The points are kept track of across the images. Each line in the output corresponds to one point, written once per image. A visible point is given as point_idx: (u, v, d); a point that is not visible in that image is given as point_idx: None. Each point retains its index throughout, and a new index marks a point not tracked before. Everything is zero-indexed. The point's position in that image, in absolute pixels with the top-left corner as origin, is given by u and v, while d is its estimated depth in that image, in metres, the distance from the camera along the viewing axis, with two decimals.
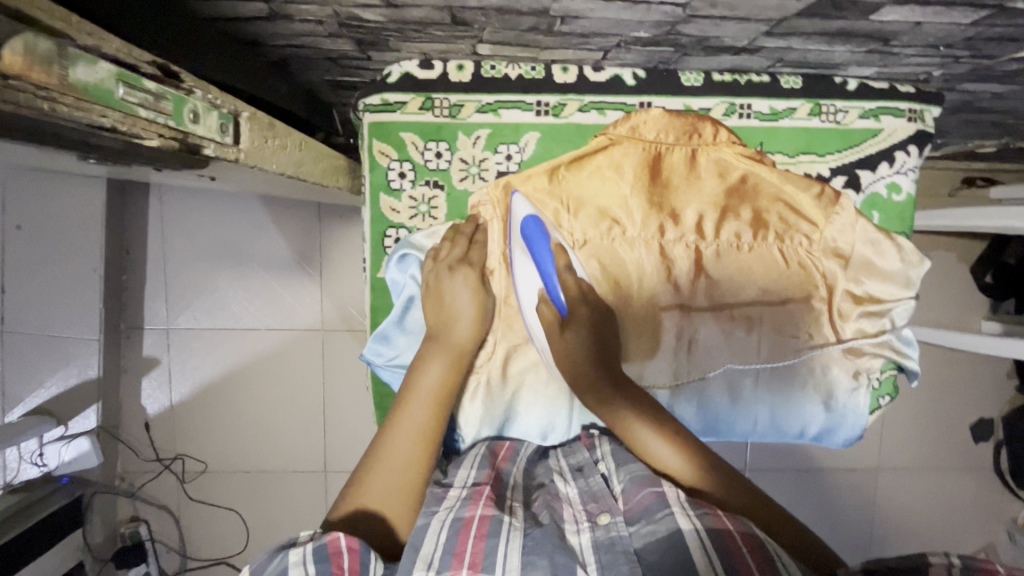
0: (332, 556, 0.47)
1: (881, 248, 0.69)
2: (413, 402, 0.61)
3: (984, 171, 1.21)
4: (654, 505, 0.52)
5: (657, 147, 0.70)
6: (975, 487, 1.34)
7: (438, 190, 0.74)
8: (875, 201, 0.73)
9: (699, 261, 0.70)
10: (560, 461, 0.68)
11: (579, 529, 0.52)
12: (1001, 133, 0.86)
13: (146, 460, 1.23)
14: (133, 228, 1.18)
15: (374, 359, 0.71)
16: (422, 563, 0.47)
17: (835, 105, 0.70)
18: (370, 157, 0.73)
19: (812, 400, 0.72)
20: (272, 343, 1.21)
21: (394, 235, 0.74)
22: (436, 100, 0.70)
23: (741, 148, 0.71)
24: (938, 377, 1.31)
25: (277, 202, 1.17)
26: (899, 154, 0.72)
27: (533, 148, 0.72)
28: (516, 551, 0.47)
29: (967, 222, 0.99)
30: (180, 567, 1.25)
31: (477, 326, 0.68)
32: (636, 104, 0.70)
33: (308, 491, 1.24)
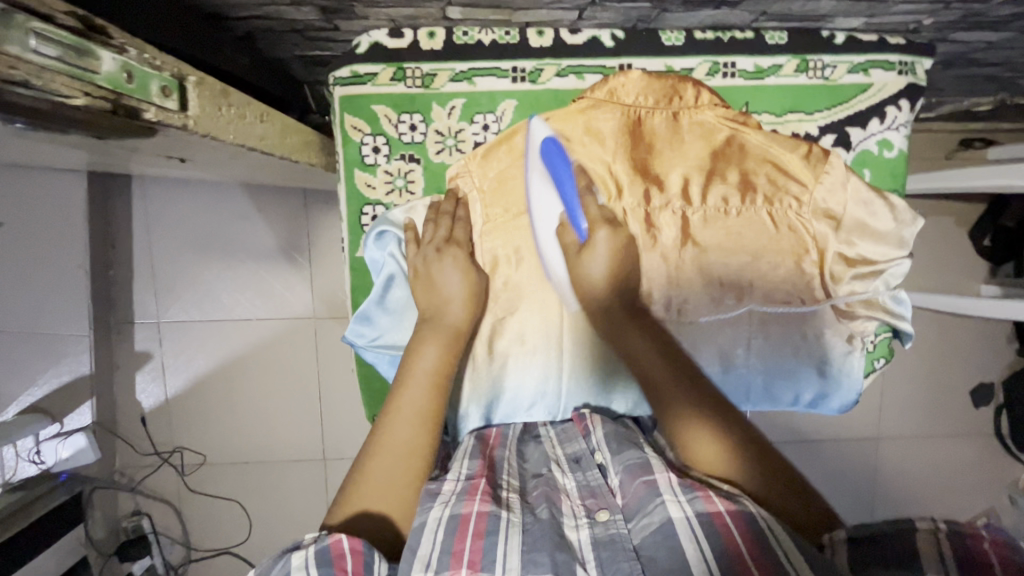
0: (335, 559, 0.46)
1: (874, 207, 0.67)
2: (410, 388, 0.60)
3: (982, 131, 1.18)
4: (646, 496, 0.51)
5: (637, 111, 0.68)
6: (975, 451, 1.33)
7: (414, 163, 0.72)
8: (865, 158, 0.70)
9: (685, 227, 0.68)
10: (557, 449, 0.65)
11: (578, 524, 0.51)
12: (997, 89, 0.83)
13: (145, 454, 1.23)
14: (117, 222, 1.16)
15: (356, 340, 0.70)
16: (421, 564, 0.46)
17: (822, 60, 0.68)
18: (343, 132, 0.71)
19: (807, 366, 0.71)
20: (265, 332, 1.20)
21: (371, 212, 0.73)
22: (408, 69, 0.69)
23: (724, 108, 0.69)
24: (937, 343, 1.30)
25: (262, 191, 1.15)
26: (891, 109, 0.69)
27: (510, 116, 0.71)
28: (515, 549, 0.46)
29: (964, 183, 0.97)
30: (184, 558, 1.25)
31: (469, 308, 0.66)
32: (616, 67, 0.69)
33: (308, 479, 1.24)
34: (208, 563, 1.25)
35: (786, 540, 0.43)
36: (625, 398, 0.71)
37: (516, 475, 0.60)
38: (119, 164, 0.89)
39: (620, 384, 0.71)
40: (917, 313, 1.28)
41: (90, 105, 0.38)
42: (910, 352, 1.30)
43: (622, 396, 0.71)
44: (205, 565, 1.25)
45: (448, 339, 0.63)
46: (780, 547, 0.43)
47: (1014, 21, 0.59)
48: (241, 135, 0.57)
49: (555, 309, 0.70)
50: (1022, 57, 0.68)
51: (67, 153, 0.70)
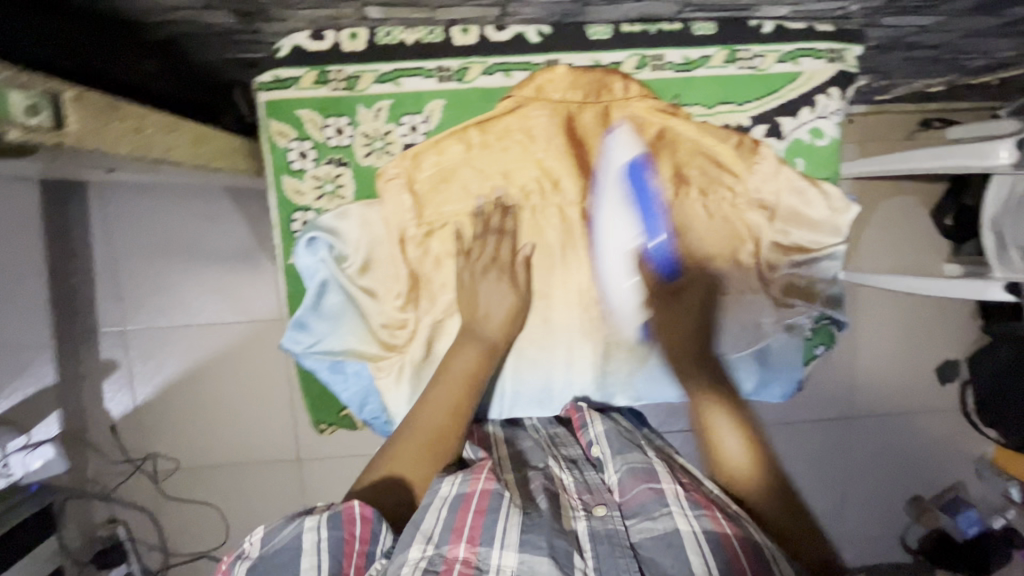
0: (346, 523, 0.56)
1: (807, 196, 0.78)
2: (444, 383, 0.71)
3: (937, 112, 1.19)
4: (651, 503, 0.61)
5: (566, 107, 0.75)
6: (943, 427, 1.36)
7: (343, 167, 0.78)
8: (798, 147, 0.78)
9: None
10: (556, 447, 0.75)
11: (576, 516, 0.62)
12: (946, 71, 0.84)
13: (117, 462, 1.22)
14: (74, 228, 1.14)
15: (294, 347, 0.78)
16: (423, 537, 0.56)
17: (751, 50, 0.75)
18: (268, 138, 0.76)
19: (748, 355, 0.81)
20: (233, 335, 1.19)
21: (301, 217, 0.79)
22: (331, 73, 0.74)
23: (653, 100, 0.76)
24: (905, 323, 1.31)
25: (221, 193, 1.14)
26: (821, 99, 0.77)
27: (438, 116, 0.77)
28: (515, 527, 0.56)
29: (917, 163, 0.98)
30: (162, 564, 1.25)
31: (506, 319, 0.75)
32: (544, 63, 0.74)
33: (286, 481, 1.25)
34: (187, 568, 1.26)
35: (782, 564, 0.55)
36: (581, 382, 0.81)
37: (517, 467, 0.70)
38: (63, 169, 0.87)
39: (568, 369, 0.80)
40: (883, 294, 1.30)
41: None
42: (879, 333, 1.32)
43: (578, 380, 0.81)
44: (184, 569, 1.26)
45: (484, 350, 0.74)
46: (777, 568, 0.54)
47: (937, 6, 0.62)
48: (136, 146, 0.58)
49: (499, 295, 0.77)
50: (958, 40, 0.71)
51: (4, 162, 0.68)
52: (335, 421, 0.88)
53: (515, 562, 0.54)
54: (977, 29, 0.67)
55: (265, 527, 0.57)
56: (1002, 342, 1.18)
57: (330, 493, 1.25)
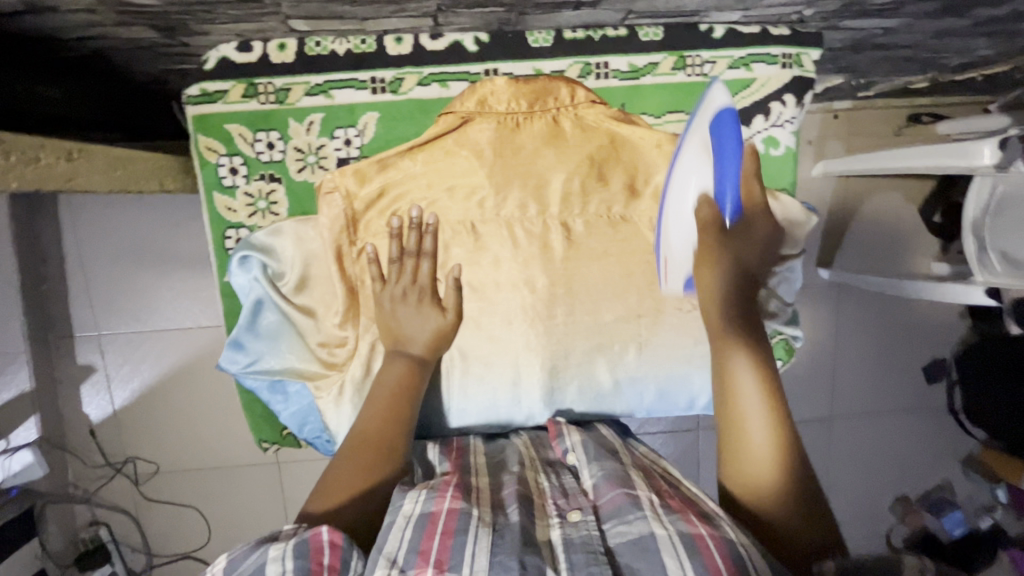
0: (314, 551, 0.52)
1: (764, 204, 0.80)
2: (370, 398, 0.69)
3: (925, 107, 1.15)
4: (626, 507, 0.59)
5: (514, 116, 0.76)
6: (926, 426, 1.35)
7: (275, 182, 0.81)
8: (751, 155, 0.82)
9: (571, 233, 0.77)
10: (533, 454, 0.75)
11: (552, 523, 0.59)
12: (922, 70, 0.83)
13: (95, 466, 1.22)
14: (44, 233, 1.13)
15: (231, 366, 0.79)
16: (387, 561, 0.52)
17: (700, 56, 0.79)
18: (199, 154, 0.79)
19: (700, 371, 0.81)
20: (207, 341, 1.19)
21: (234, 234, 0.82)
22: (260, 86, 0.78)
23: (603, 106, 0.78)
24: (892, 321, 1.29)
25: (186, 198, 1.13)
26: (775, 106, 0.80)
27: (372, 128, 0.80)
28: (484, 551, 0.53)
29: (894, 165, 0.96)
30: (145, 565, 1.27)
31: (432, 338, 0.75)
32: (482, 72, 0.79)
33: (265, 483, 1.25)
34: (170, 568, 1.27)
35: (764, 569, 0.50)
36: (533, 401, 0.80)
37: (489, 475, 0.69)
38: None
39: (527, 382, 0.79)
40: (868, 293, 1.28)
41: None
42: (866, 333, 1.29)
43: (530, 398, 0.80)
44: (167, 570, 1.27)
45: (414, 363, 0.73)
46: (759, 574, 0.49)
47: (899, 8, 0.62)
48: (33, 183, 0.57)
49: (436, 311, 0.75)
50: (928, 40, 0.71)
51: None
52: (279, 440, 0.88)
53: None
54: (944, 29, 0.68)
55: (226, 558, 0.53)
56: (986, 344, 1.16)
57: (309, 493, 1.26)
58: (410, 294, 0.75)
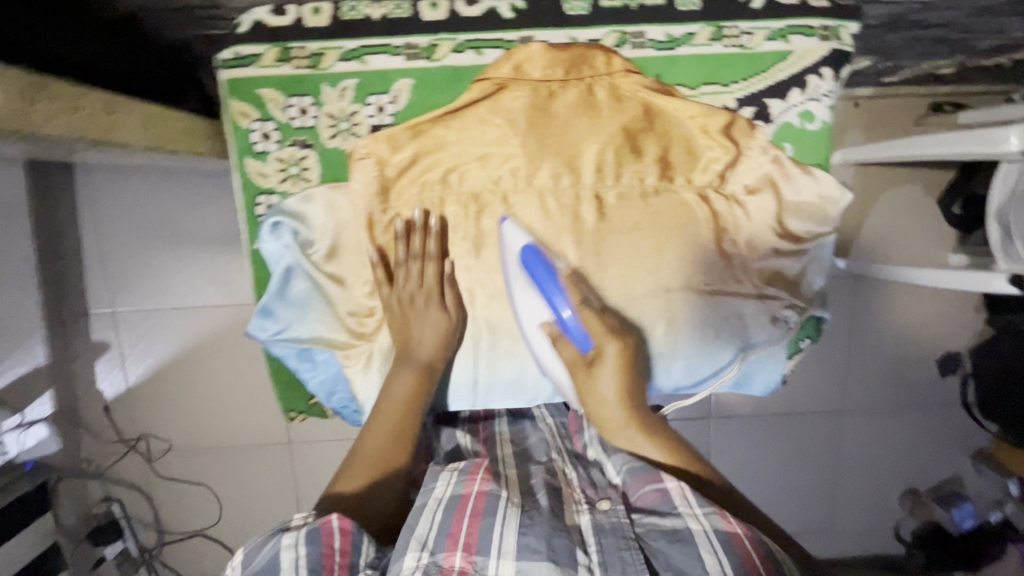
0: (325, 537, 0.63)
1: (792, 179, 0.84)
2: (386, 406, 0.80)
3: (947, 96, 1.13)
4: (660, 502, 0.68)
5: (548, 85, 0.81)
6: (938, 421, 1.34)
7: (307, 148, 0.83)
8: (786, 130, 0.84)
9: (600, 204, 0.83)
10: (558, 441, 0.88)
11: (580, 510, 0.71)
12: (954, 52, 0.82)
13: (109, 442, 1.23)
14: (60, 209, 1.13)
15: (260, 333, 0.86)
16: (417, 544, 0.63)
17: (739, 27, 0.79)
18: (231, 119, 0.81)
19: (729, 349, 0.86)
20: (221, 320, 1.19)
21: (266, 201, 0.85)
22: (293, 51, 0.79)
23: (640, 77, 0.81)
24: (907, 314, 1.28)
25: (202, 176, 1.12)
26: (812, 78, 0.81)
27: (405, 95, 0.82)
28: (511, 530, 0.64)
29: (920, 151, 0.95)
30: (157, 541, 1.27)
31: (438, 344, 0.83)
32: (516, 40, 0.79)
33: (277, 465, 1.26)
34: (181, 545, 1.28)
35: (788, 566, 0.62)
36: None
37: (518, 465, 0.82)
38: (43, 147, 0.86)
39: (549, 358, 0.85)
40: (885, 284, 1.27)
41: None
42: (881, 325, 1.29)
43: None
44: (178, 547, 1.28)
45: (422, 370, 0.82)
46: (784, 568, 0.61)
47: None
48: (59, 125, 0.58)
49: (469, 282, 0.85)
50: (966, 17, 0.70)
51: None
52: (305, 410, 0.95)
53: (512, 570, 0.60)
54: (985, 6, 0.67)
55: (252, 548, 0.65)
56: (1004, 337, 1.15)
57: (320, 475, 1.27)
58: (444, 262, 0.84)
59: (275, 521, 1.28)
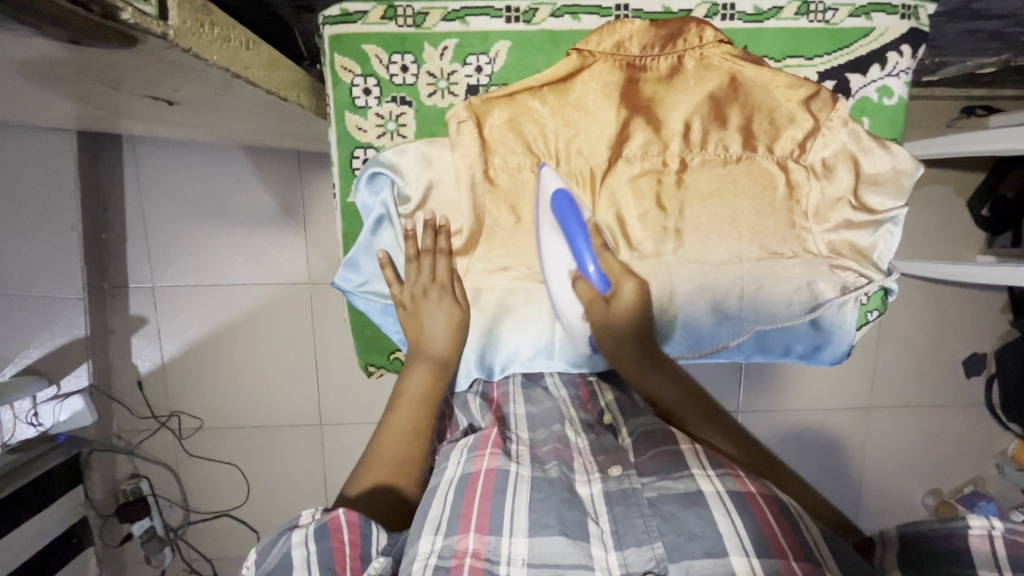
0: (333, 531, 0.51)
1: (873, 153, 0.74)
2: (401, 404, 0.70)
3: (981, 99, 1.16)
4: (671, 464, 0.57)
5: (643, 60, 0.74)
6: (963, 421, 1.36)
7: (406, 106, 0.77)
8: (865, 105, 0.77)
9: (683, 175, 0.76)
10: (570, 409, 0.73)
11: (590, 479, 0.58)
12: (1003, 47, 0.84)
13: (141, 417, 1.23)
14: (108, 183, 1.15)
15: (345, 285, 0.80)
16: (431, 527, 0.52)
17: (823, 3, 0.74)
18: (333, 73, 0.76)
19: (799, 318, 0.80)
20: (260, 298, 1.19)
21: (363, 155, 0.78)
22: (398, 8, 0.74)
23: (729, 48, 0.73)
24: (934, 314, 1.30)
25: (248, 152, 1.13)
26: (892, 56, 0.75)
27: (503, 57, 0.76)
28: (523, 507, 0.52)
29: (961, 148, 0.98)
30: (183, 520, 1.27)
31: (453, 339, 0.76)
32: (613, 7, 0.74)
33: (307, 445, 1.26)
34: (206, 525, 1.28)
35: (809, 524, 0.51)
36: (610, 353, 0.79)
37: (529, 428, 0.69)
38: (104, 116, 0.88)
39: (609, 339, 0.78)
40: (913, 283, 1.28)
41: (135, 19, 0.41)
42: (908, 324, 1.30)
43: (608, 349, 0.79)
44: (204, 527, 1.28)
45: (435, 366, 0.74)
46: (809, 534, 0.50)
47: None
48: (227, 59, 0.55)
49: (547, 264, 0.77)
50: None
51: (53, 95, 0.70)
52: (385, 364, 0.89)
53: (526, 549, 0.49)
54: None
55: (255, 551, 0.53)
56: None
57: (350, 457, 1.26)
58: (505, 235, 0.77)
59: (301, 504, 1.28)
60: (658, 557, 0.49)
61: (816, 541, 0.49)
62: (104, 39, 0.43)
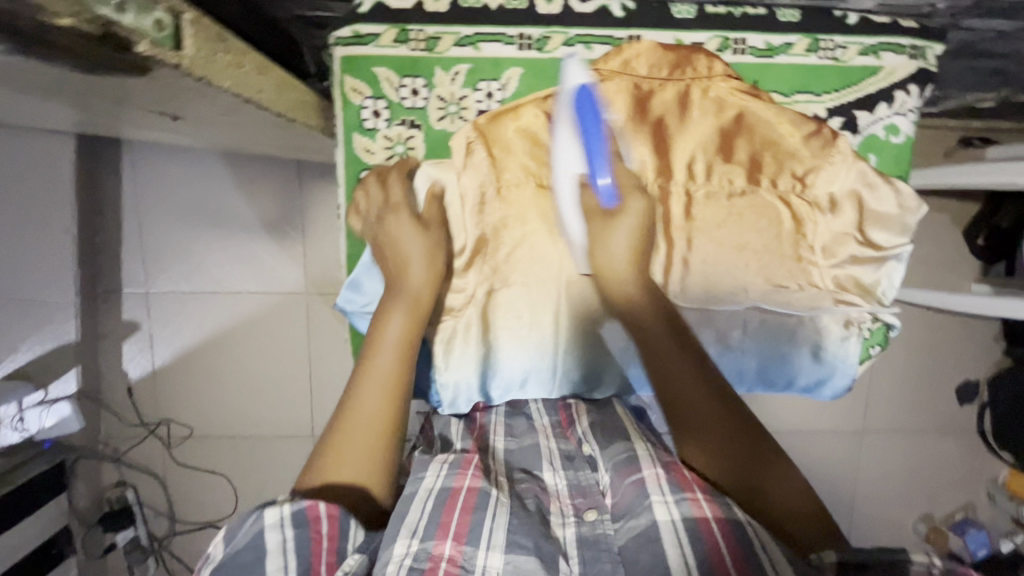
0: (311, 520, 0.51)
1: (879, 191, 0.75)
2: (381, 349, 0.66)
3: (979, 130, 1.17)
4: (636, 499, 0.56)
5: (649, 83, 0.74)
6: (955, 448, 1.36)
7: (415, 129, 0.77)
8: (872, 143, 0.77)
9: (691, 202, 0.75)
10: (549, 441, 0.72)
11: (564, 522, 0.58)
12: (1006, 83, 0.85)
13: (129, 425, 1.21)
14: (104, 187, 1.14)
15: (348, 306, 0.79)
16: (406, 530, 0.51)
17: (834, 41, 0.75)
18: (343, 94, 0.75)
19: (801, 349, 0.80)
20: (254, 307, 1.17)
21: (368, 177, 0.78)
22: (410, 32, 0.74)
23: (736, 82, 0.75)
24: (928, 341, 1.31)
25: (247, 160, 1.12)
26: (900, 94, 0.76)
27: (515, 84, 0.76)
28: (502, 527, 0.52)
29: (959, 181, 0.99)
30: (168, 530, 1.25)
31: (429, 273, 0.73)
32: (626, 38, 0.74)
33: (297, 458, 1.24)
34: (192, 536, 1.25)
35: (767, 548, 0.50)
36: (612, 380, 0.80)
37: (509, 466, 0.67)
38: (106, 122, 0.87)
39: (608, 369, 0.79)
40: (909, 310, 1.29)
41: (152, 52, 0.42)
42: (901, 350, 1.31)
43: (608, 377, 0.80)
44: (188, 538, 1.25)
45: (411, 307, 0.70)
46: (763, 555, 0.49)
47: None
48: (239, 86, 0.55)
49: (552, 291, 0.76)
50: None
51: (55, 101, 0.69)
52: None
53: (501, 563, 0.49)
54: None
55: (226, 531, 0.51)
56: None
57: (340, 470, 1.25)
58: (512, 251, 0.76)
59: None
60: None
61: (773, 562, 0.48)
62: (113, 65, 0.43)
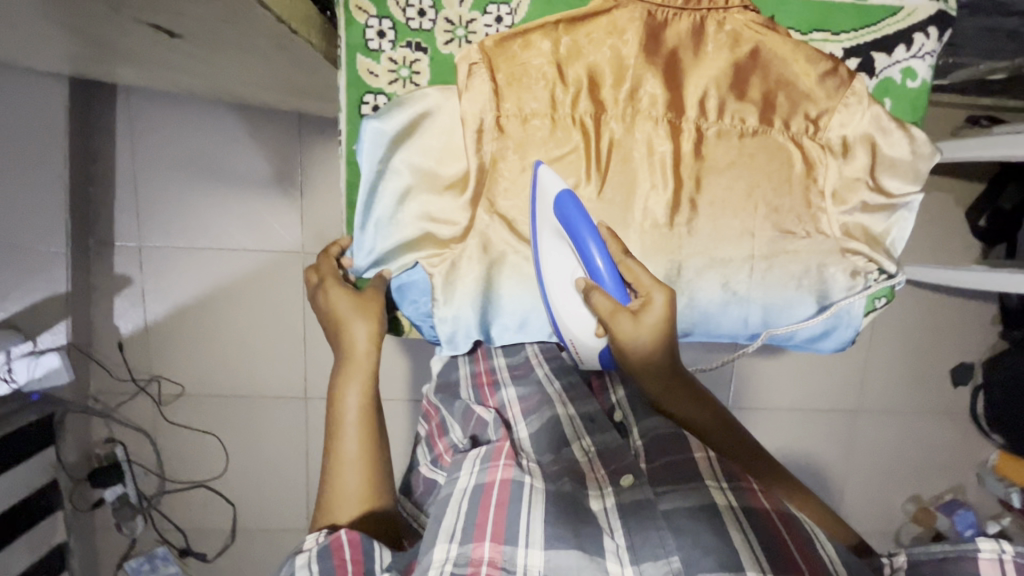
0: (334, 551, 0.51)
1: (892, 135, 0.76)
2: (344, 432, 0.65)
3: (988, 108, 1.16)
4: (682, 473, 0.56)
5: (664, 12, 0.73)
6: (948, 431, 1.37)
7: (421, 52, 0.75)
8: (888, 86, 0.77)
9: (700, 140, 0.76)
10: (567, 406, 0.68)
11: (602, 492, 0.55)
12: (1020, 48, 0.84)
13: (121, 380, 1.20)
14: (99, 136, 1.12)
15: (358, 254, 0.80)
16: (445, 535, 0.50)
17: None
18: (347, 13, 0.72)
19: (807, 298, 0.81)
20: (249, 265, 1.16)
21: (371, 100, 0.76)
22: None
23: (754, 14, 0.73)
24: (927, 322, 1.30)
25: (245, 112, 1.10)
26: (918, 37, 0.75)
27: (524, 8, 0.73)
28: (537, 520, 0.50)
29: (968, 154, 0.98)
30: (157, 489, 1.24)
31: (371, 335, 0.72)
32: None
33: (292, 419, 1.23)
34: (181, 496, 1.24)
35: (828, 546, 0.50)
36: None
37: (537, 447, 0.63)
38: (102, 61, 0.85)
39: None
40: (908, 290, 1.29)
41: None
42: (899, 331, 1.31)
43: None
44: (178, 497, 1.24)
45: (365, 376, 0.69)
46: (824, 552, 0.49)
47: None
48: None
49: None
50: None
51: (49, 27, 0.67)
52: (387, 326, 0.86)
53: (543, 561, 0.47)
54: None
55: None
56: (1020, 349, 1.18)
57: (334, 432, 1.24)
58: (511, 185, 0.76)
59: (283, 477, 1.25)
60: (674, 572, 0.46)
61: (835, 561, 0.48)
62: None
